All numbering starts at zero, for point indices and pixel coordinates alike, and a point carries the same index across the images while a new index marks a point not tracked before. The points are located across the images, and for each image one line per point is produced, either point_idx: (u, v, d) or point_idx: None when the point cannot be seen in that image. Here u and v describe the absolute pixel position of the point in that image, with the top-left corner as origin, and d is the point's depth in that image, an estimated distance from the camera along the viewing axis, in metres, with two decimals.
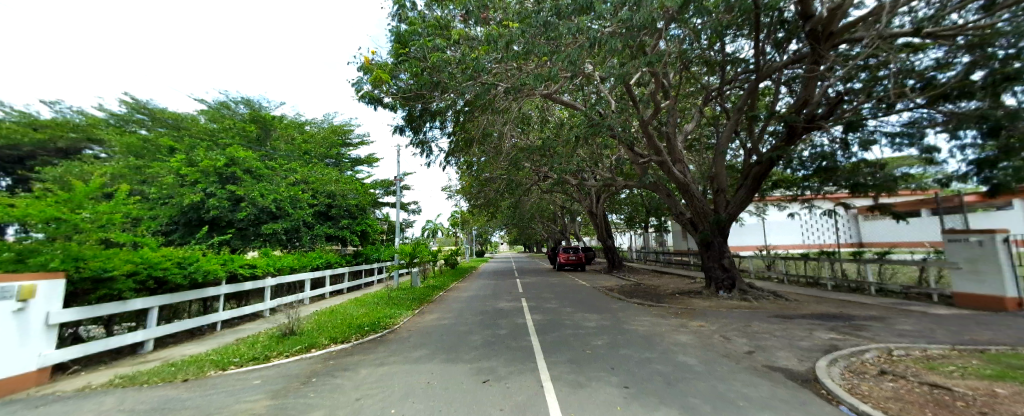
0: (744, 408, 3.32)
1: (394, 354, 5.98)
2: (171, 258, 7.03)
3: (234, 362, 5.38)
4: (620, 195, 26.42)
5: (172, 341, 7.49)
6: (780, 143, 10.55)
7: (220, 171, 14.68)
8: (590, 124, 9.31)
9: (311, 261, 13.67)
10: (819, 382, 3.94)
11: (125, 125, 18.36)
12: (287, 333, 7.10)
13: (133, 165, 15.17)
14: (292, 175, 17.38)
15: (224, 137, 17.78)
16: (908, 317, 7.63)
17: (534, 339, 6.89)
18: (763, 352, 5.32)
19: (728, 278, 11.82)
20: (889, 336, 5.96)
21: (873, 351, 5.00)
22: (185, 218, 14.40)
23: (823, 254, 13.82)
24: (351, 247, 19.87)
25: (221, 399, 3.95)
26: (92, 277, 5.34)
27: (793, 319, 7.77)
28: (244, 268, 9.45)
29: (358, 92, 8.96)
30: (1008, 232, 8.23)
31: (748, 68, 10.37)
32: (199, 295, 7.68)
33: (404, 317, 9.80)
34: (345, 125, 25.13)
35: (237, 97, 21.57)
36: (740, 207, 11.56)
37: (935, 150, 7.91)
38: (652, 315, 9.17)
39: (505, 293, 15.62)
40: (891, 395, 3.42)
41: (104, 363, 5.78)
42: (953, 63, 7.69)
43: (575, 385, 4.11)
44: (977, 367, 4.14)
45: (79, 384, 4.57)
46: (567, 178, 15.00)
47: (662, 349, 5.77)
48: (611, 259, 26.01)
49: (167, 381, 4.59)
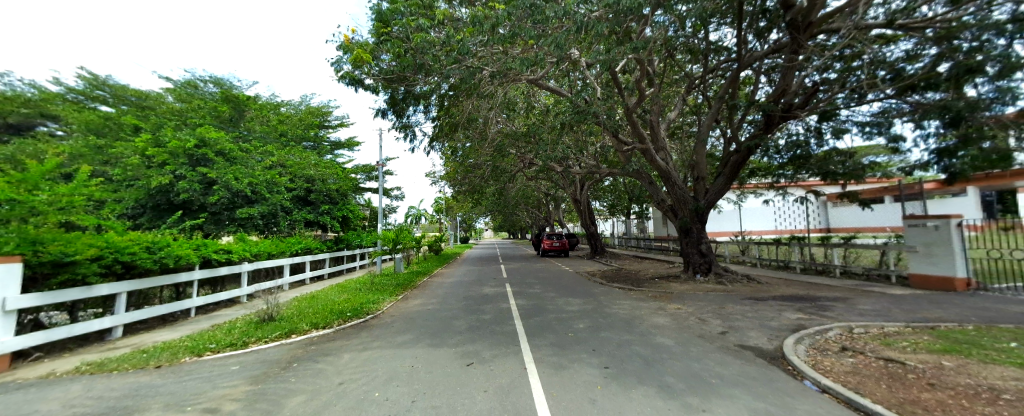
0: (716, 385, 3.49)
1: (377, 339, 5.98)
2: (138, 243, 6.73)
3: (210, 348, 5.27)
4: (603, 182, 26.71)
5: (143, 327, 7.26)
6: (758, 131, 10.79)
7: (190, 152, 14.02)
8: (576, 110, 9.29)
9: (290, 247, 13.37)
10: (786, 359, 4.17)
11: (86, 101, 17.09)
12: (266, 319, 6.97)
13: (94, 145, 14.25)
14: (268, 158, 16.77)
15: (193, 117, 16.65)
16: (869, 298, 8.11)
17: (518, 323, 6.99)
18: (735, 332, 5.57)
19: (705, 262, 12.21)
20: (851, 315, 6.29)
21: (836, 330, 5.28)
22: (153, 201, 13.78)
23: (794, 239, 14.39)
24: (332, 233, 19.53)
25: (197, 385, 3.87)
26: (52, 261, 5.08)
27: (765, 301, 8.12)
28: (219, 253, 9.17)
29: (337, 72, 8.65)
30: (961, 217, 8.86)
31: (730, 56, 10.50)
32: (171, 280, 7.43)
33: (387, 302, 9.77)
34: (323, 106, 24.33)
35: (205, 75, 20.44)
36: (718, 194, 11.83)
37: (900, 140, 8.26)
38: (632, 299, 9.43)
39: (490, 279, 15.70)
40: (850, 370, 3.65)
41: (69, 349, 5.57)
42: (921, 54, 7.95)
43: (557, 366, 4.22)
44: (928, 342, 4.45)
45: (43, 371, 4.40)
46: (552, 165, 15.04)
47: (641, 331, 5.94)
48: (593, 245, 26.38)
49: (139, 368, 4.46)
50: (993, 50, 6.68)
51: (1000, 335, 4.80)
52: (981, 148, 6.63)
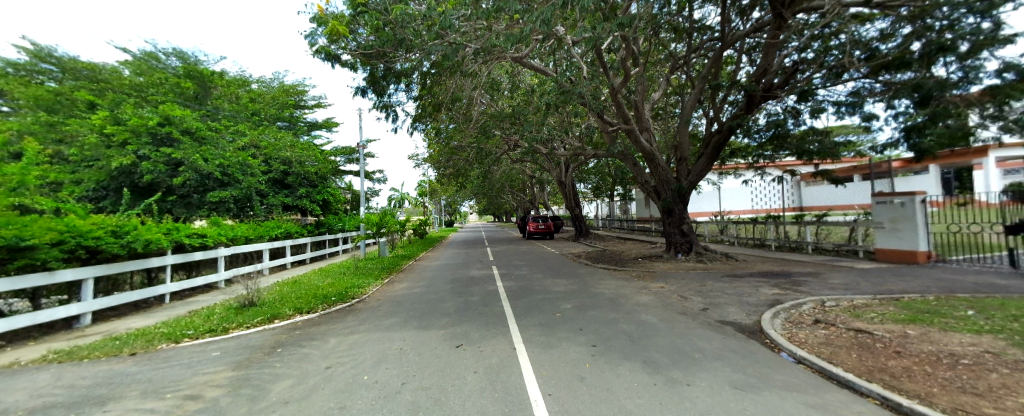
0: (699, 359, 3.62)
1: (364, 323, 5.92)
2: (103, 226, 6.37)
3: (188, 334, 5.09)
4: (587, 164, 26.82)
5: (114, 314, 6.95)
6: (739, 112, 10.89)
7: (153, 131, 13.11)
8: (562, 91, 9.20)
9: (268, 232, 12.98)
10: (764, 332, 4.28)
11: (31, 75, 15.61)
12: (246, 304, 6.77)
13: (45, 122, 13.12)
14: (240, 138, 15.97)
15: (155, 93, 15.70)
16: (839, 272, 8.50)
17: (505, 305, 7.00)
18: (716, 308, 5.48)
19: (686, 242, 12.47)
20: (822, 288, 6.50)
21: (810, 302, 5.26)
22: (116, 184, 12.90)
23: (770, 218, 14.83)
24: (312, 217, 19.14)
25: (177, 372, 3.78)
26: (6, 246, 4.75)
27: (743, 277, 8.39)
28: (192, 237, 8.82)
29: (311, 46, 8.21)
30: (926, 194, 9.28)
31: (713, 36, 10.53)
32: (141, 266, 7.10)
33: (372, 286, 9.68)
34: (297, 85, 23.36)
35: (167, 48, 19.25)
36: (700, 175, 11.99)
37: (873, 119, 8.54)
38: (616, 279, 9.61)
39: (476, 261, 15.71)
40: (823, 341, 3.82)
41: (33, 337, 5.30)
42: (894, 34, 8.12)
43: (545, 345, 4.28)
44: (893, 313, 4.70)
45: (5, 360, 4.18)
46: (537, 148, 14.92)
47: (626, 309, 6.06)
48: (578, 227, 26.67)
49: (112, 355, 4.29)
50: (964, 28, 6.85)
51: (958, 304, 5.09)
52: (948, 126, 6.92)
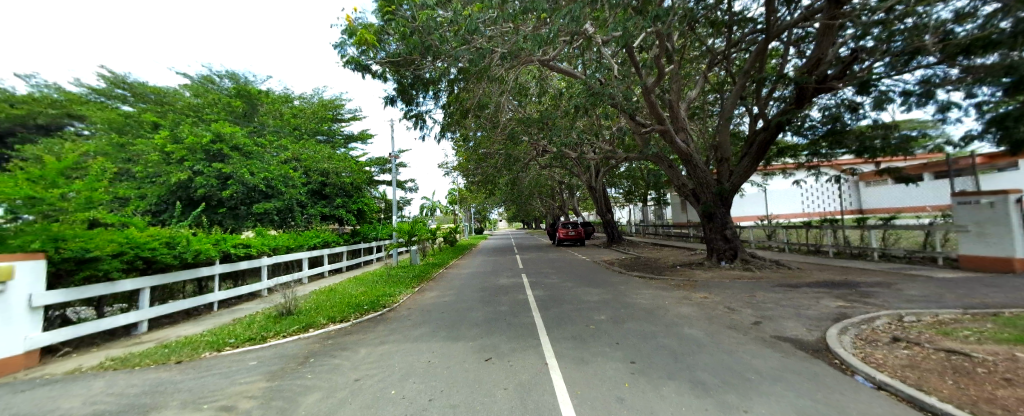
0: (756, 382, 3.22)
1: (393, 332, 5.88)
2: (158, 237, 6.78)
3: (229, 343, 5.24)
4: (618, 168, 26.13)
5: (168, 321, 7.37)
6: (789, 107, 10.11)
7: (207, 148, 14.05)
8: (591, 93, 8.93)
9: (308, 241, 13.49)
10: (831, 351, 3.74)
11: (108, 101, 17.38)
12: (284, 313, 6.96)
13: (117, 143, 14.46)
14: (283, 152, 16.85)
15: (209, 113, 16.95)
16: (913, 281, 7.55)
17: (536, 315, 6.75)
18: (770, 322, 4.96)
19: (731, 248, 11.67)
20: (897, 300, 5.74)
21: (884, 317, 4.61)
22: (174, 197, 13.90)
23: (826, 221, 13.64)
24: (348, 226, 19.82)
25: (215, 381, 3.85)
26: (74, 257, 5.16)
27: (798, 287, 7.65)
28: (238, 247, 9.27)
29: (342, 57, 8.46)
30: (1019, 192, 8.13)
31: (755, 28, 9.89)
32: (192, 275, 7.50)
33: (403, 294, 9.73)
34: (335, 99, 24.50)
35: (220, 71, 20.81)
36: (744, 176, 11.22)
37: (948, 109, 7.59)
38: (654, 288, 9.10)
39: (506, 269, 15.54)
40: (907, 364, 3.27)
41: (97, 344, 5.68)
42: (971, 15, 7.23)
43: (579, 361, 4.00)
44: (993, 331, 4.01)
45: (69, 366, 4.46)
46: (566, 152, 14.65)
47: (666, 322, 5.63)
48: (610, 232, 25.93)
49: (160, 363, 4.47)
50: None
51: None
52: None
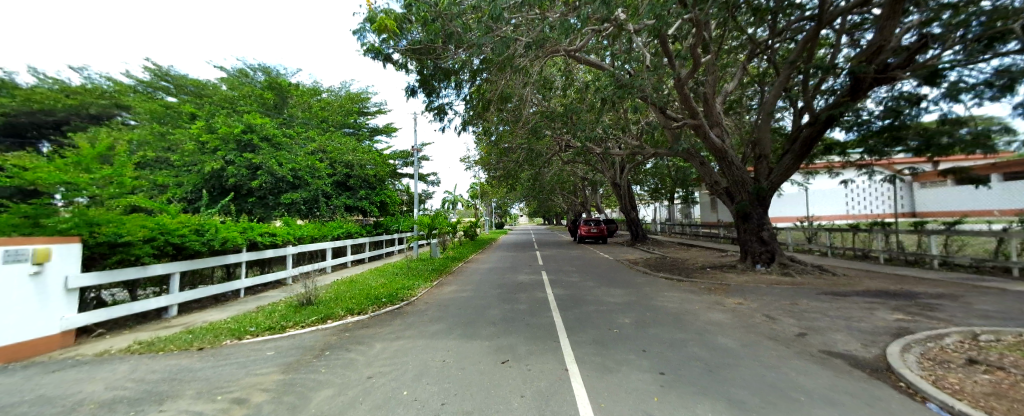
0: (807, 404, 2.85)
1: (410, 328, 5.78)
2: (188, 225, 6.94)
3: (250, 331, 5.28)
4: (644, 164, 25.34)
5: (197, 306, 7.60)
6: (840, 100, 9.30)
7: (238, 138, 14.49)
8: (619, 84, 8.48)
9: (331, 231, 13.71)
10: (893, 372, 3.27)
11: (154, 92, 18.32)
12: (304, 303, 7.02)
13: (157, 134, 15.15)
14: (310, 144, 17.19)
15: (242, 105, 17.52)
16: (982, 295, 6.76)
17: (556, 316, 6.49)
18: (816, 335, 4.49)
19: (767, 251, 10.97)
20: (967, 316, 5.09)
21: (955, 334, 4.05)
22: (208, 186, 14.45)
23: (877, 225, 12.62)
24: (371, 218, 20.11)
25: (232, 371, 3.81)
26: (107, 242, 5.32)
27: (846, 296, 7.00)
28: (264, 236, 9.48)
29: (361, 46, 8.41)
30: None
31: (805, 15, 9.14)
32: (220, 262, 7.68)
33: (422, 288, 9.69)
34: (361, 93, 24.87)
35: (254, 64, 21.49)
36: (784, 174, 10.49)
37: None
38: (682, 291, 8.63)
39: (525, 265, 15.32)
40: (991, 392, 2.79)
41: (129, 327, 5.87)
42: None
43: (603, 368, 3.71)
44: None
45: (100, 348, 4.59)
46: (591, 147, 14.21)
47: (697, 329, 5.24)
48: (634, 231, 25.21)
49: (183, 349, 4.52)
50: None
51: None
52: None
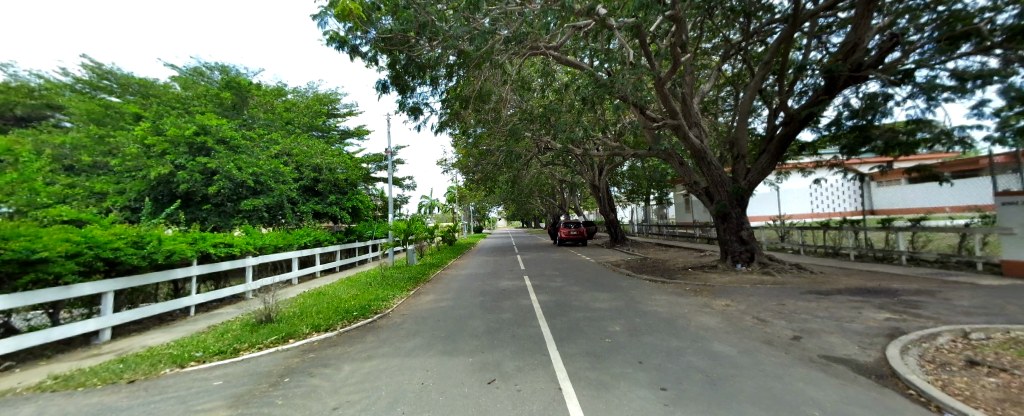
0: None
1: (383, 345, 5.28)
2: (124, 237, 6.13)
3: (195, 357, 4.63)
4: (620, 167, 25.61)
5: (136, 328, 6.74)
6: (813, 101, 9.50)
7: (190, 140, 13.38)
8: (600, 84, 8.32)
9: (298, 239, 12.84)
10: (900, 378, 3.11)
11: (93, 92, 16.64)
12: (263, 320, 6.36)
13: (96, 136, 13.76)
14: (274, 146, 16.15)
15: (196, 104, 16.28)
16: (954, 290, 6.96)
17: (542, 325, 6.15)
18: (812, 338, 4.37)
19: (747, 251, 11.10)
20: (950, 313, 5.14)
21: (946, 333, 4.01)
22: (155, 193, 13.22)
23: (847, 223, 13.11)
24: (343, 224, 19.16)
25: (166, 409, 3.21)
26: (16, 259, 4.47)
27: (829, 295, 7.05)
28: (219, 247, 8.65)
29: (324, 34, 7.81)
30: None
31: (778, 17, 9.28)
32: (163, 277, 6.87)
33: (398, 298, 9.13)
34: (330, 94, 23.84)
35: (211, 62, 20.15)
36: (762, 174, 10.64)
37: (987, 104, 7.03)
38: (668, 293, 8.50)
39: (506, 270, 14.93)
40: (1004, 397, 2.64)
41: (47, 356, 5.04)
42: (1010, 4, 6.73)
43: (599, 386, 3.39)
44: None
45: (4, 386, 3.85)
46: (570, 148, 14.06)
47: (691, 335, 5.03)
48: (613, 233, 25.35)
49: (109, 383, 3.84)
50: None
51: None
52: None
